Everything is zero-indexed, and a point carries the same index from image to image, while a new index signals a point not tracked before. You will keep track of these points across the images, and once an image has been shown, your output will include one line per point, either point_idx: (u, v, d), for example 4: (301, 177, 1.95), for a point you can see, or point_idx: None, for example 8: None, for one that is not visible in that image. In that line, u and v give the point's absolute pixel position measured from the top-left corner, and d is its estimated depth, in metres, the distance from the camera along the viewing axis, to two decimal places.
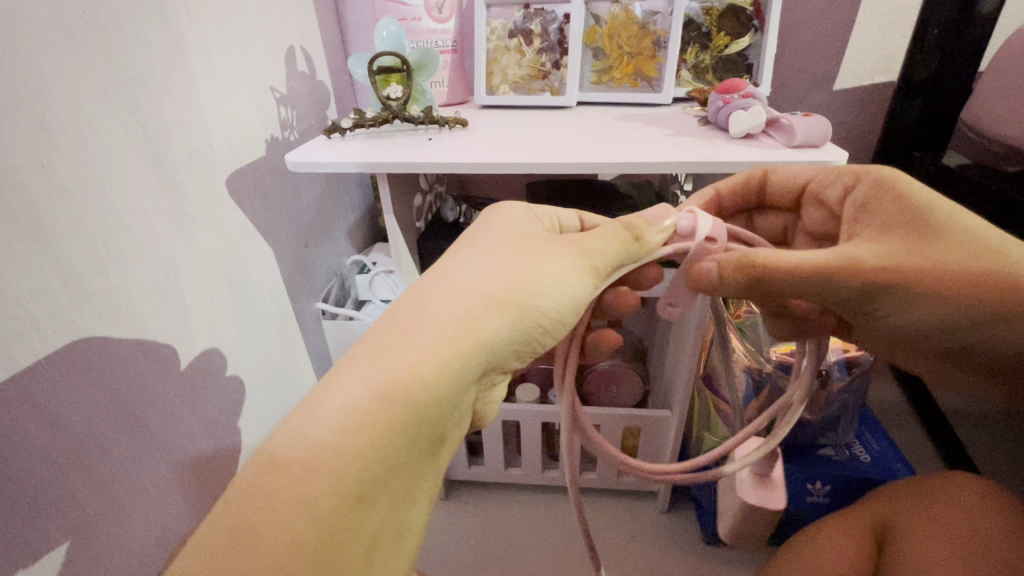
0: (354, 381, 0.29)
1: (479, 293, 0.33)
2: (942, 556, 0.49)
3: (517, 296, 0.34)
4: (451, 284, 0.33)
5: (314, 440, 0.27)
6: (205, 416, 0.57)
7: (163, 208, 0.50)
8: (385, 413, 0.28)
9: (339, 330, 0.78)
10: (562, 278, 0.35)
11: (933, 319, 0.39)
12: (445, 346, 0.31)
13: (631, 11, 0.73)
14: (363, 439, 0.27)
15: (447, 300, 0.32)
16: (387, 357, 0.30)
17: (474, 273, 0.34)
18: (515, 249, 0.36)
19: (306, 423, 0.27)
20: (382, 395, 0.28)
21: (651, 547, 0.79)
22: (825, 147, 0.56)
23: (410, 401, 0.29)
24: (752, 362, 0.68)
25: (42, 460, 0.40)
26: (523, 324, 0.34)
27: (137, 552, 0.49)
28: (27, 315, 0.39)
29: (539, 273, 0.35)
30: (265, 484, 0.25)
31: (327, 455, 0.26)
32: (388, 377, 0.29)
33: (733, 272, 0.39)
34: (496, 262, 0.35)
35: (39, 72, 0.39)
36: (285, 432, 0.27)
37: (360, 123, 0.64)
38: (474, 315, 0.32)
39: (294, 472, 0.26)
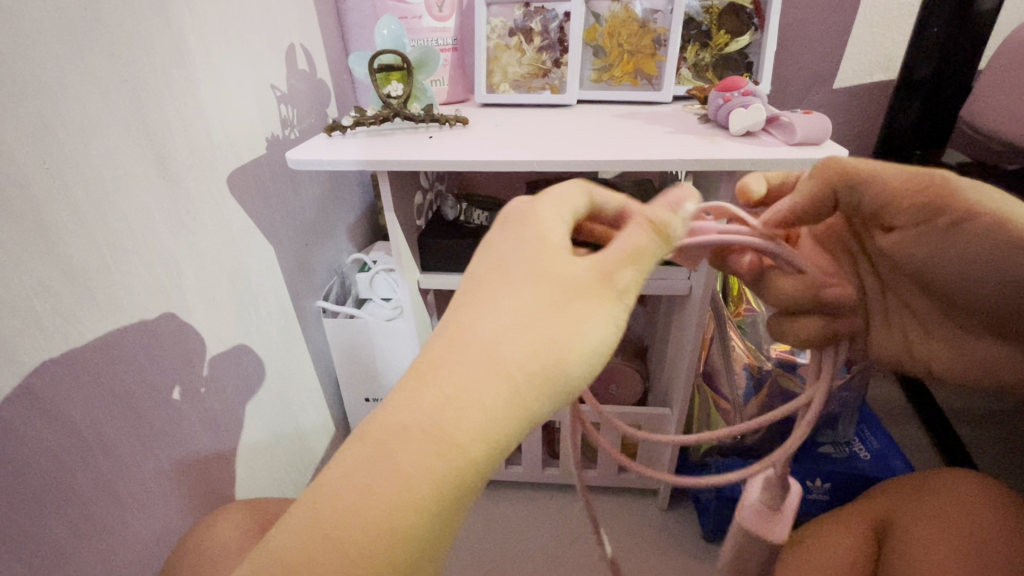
0: (410, 456, 0.25)
1: (526, 362, 0.26)
2: (944, 554, 0.49)
3: (567, 366, 0.27)
4: (496, 341, 0.26)
5: (368, 516, 0.24)
6: (207, 414, 0.57)
7: (165, 206, 0.50)
8: (444, 494, 0.25)
9: (340, 329, 0.78)
10: (609, 336, 0.28)
11: (982, 262, 0.35)
12: (501, 421, 0.26)
13: (631, 10, 0.73)
14: (417, 517, 0.24)
15: (499, 362, 0.26)
16: (436, 431, 0.25)
17: (521, 329, 0.27)
18: (560, 289, 0.28)
19: (365, 495, 0.24)
20: (438, 478, 0.25)
21: (651, 545, 0.80)
22: (825, 144, 0.56)
23: (465, 481, 0.25)
24: (753, 360, 0.69)
25: (45, 456, 0.40)
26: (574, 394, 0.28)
27: (140, 549, 0.49)
28: (29, 311, 0.39)
29: (589, 334, 0.28)
30: (322, 555, 0.24)
31: (383, 536, 0.24)
32: (441, 460, 0.25)
33: (809, 191, 0.36)
34: (545, 307, 0.27)
35: (41, 70, 0.40)
36: (343, 500, 0.24)
37: (361, 121, 0.65)
38: (518, 392, 0.26)
39: (340, 538, 0.24)
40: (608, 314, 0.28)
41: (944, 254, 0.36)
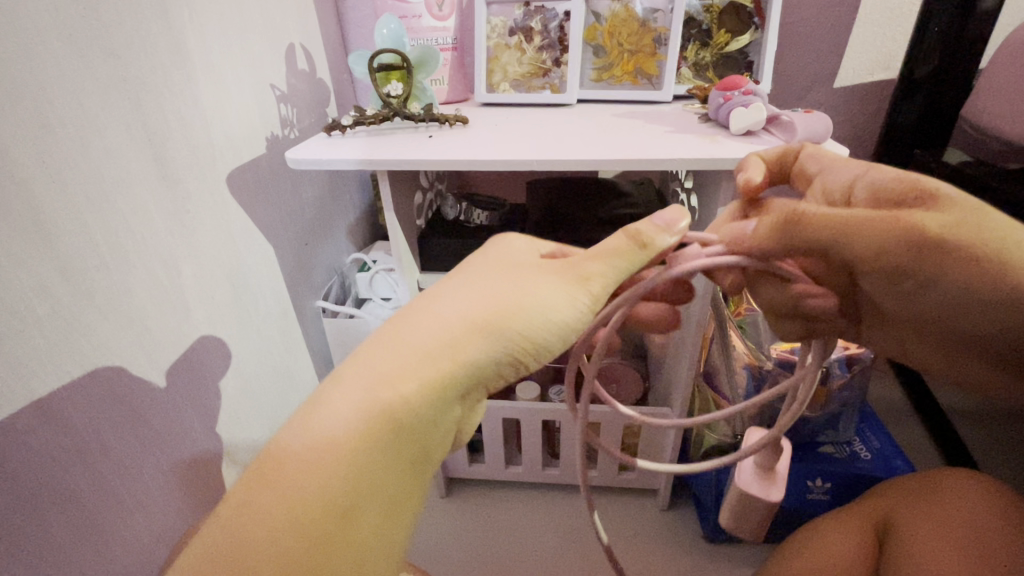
0: (347, 394, 0.31)
1: (466, 317, 0.33)
2: (944, 552, 0.49)
3: (495, 323, 0.33)
4: (431, 311, 0.34)
5: (320, 444, 0.29)
6: (206, 414, 0.57)
7: (165, 205, 0.50)
8: (383, 424, 0.30)
9: (339, 328, 0.78)
10: (550, 304, 0.34)
11: (958, 292, 0.35)
12: (429, 364, 0.32)
13: (631, 9, 0.73)
14: (360, 443, 0.30)
15: (429, 323, 0.33)
16: (369, 374, 0.31)
17: (454, 301, 0.34)
18: (496, 275, 0.36)
19: (308, 429, 0.30)
20: (367, 412, 0.30)
21: (652, 545, 0.80)
22: (826, 143, 0.56)
23: (392, 415, 0.31)
24: (753, 360, 0.68)
25: (45, 456, 0.40)
26: (502, 351, 0.33)
27: (139, 549, 0.49)
28: (28, 311, 0.39)
29: (520, 300, 0.34)
30: (267, 481, 0.29)
31: (318, 464, 0.29)
32: (372, 396, 0.30)
33: (766, 235, 0.36)
34: (481, 288, 0.35)
35: (41, 70, 0.40)
36: (289, 436, 0.30)
37: (361, 120, 0.64)
38: (453, 338, 0.33)
39: (300, 460, 0.29)
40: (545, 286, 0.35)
41: (936, 302, 0.36)
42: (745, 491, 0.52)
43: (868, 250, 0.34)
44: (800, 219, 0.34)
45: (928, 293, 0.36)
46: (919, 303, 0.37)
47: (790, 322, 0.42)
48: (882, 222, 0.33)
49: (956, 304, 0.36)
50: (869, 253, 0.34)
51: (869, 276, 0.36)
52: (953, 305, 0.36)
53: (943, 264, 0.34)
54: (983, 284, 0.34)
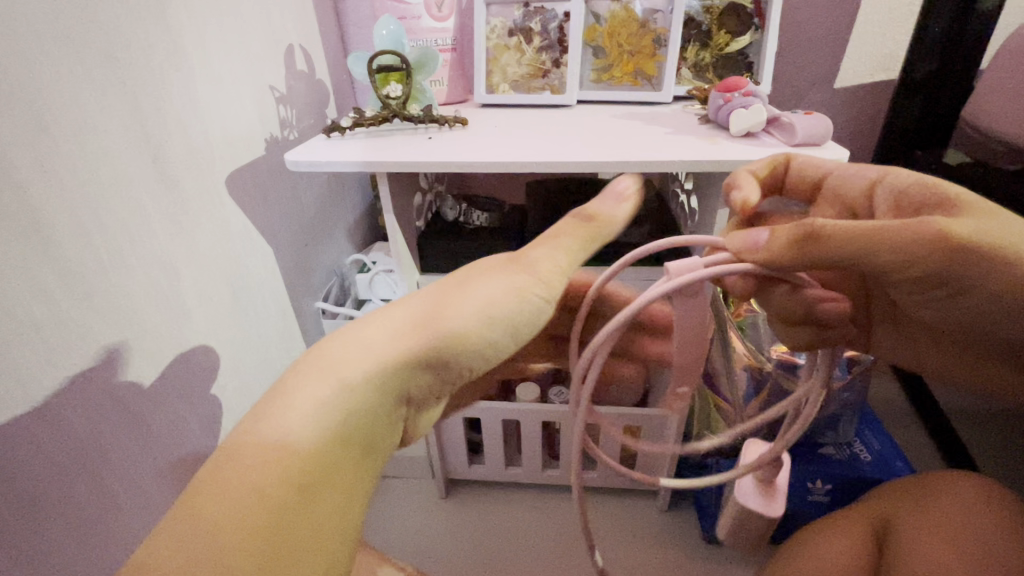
0: (294, 401, 0.31)
1: (412, 326, 0.35)
2: (945, 554, 0.49)
3: (435, 321, 0.35)
4: (376, 321, 0.35)
5: (268, 450, 0.29)
6: (205, 417, 0.57)
7: (163, 207, 0.50)
8: (331, 426, 0.31)
9: (339, 330, 0.78)
10: (498, 300, 0.35)
11: (981, 301, 0.37)
12: (376, 369, 0.33)
13: (631, 10, 0.73)
14: (306, 447, 0.30)
15: (375, 332, 0.34)
16: (313, 378, 0.32)
17: (391, 311, 0.35)
18: (448, 282, 0.37)
19: (246, 442, 0.29)
20: (318, 408, 0.31)
21: (651, 546, 0.79)
22: (826, 145, 0.56)
23: (344, 407, 0.32)
24: (753, 361, 0.69)
25: (42, 457, 0.40)
26: (446, 348, 0.34)
27: (138, 552, 0.49)
28: (27, 316, 0.38)
29: (465, 301, 0.35)
30: (193, 505, 0.27)
31: (258, 471, 0.28)
32: (321, 399, 0.31)
33: (787, 247, 0.35)
34: (425, 299, 0.36)
35: (38, 72, 0.39)
36: (226, 450, 0.29)
37: (360, 121, 0.64)
38: (398, 346, 0.34)
39: (245, 467, 0.28)
40: (500, 285, 0.36)
41: (968, 304, 0.38)
42: (746, 506, 0.52)
43: (900, 260, 0.34)
44: (823, 235, 0.34)
45: (965, 298, 0.37)
46: (946, 308, 0.39)
47: (802, 328, 0.44)
48: (912, 233, 0.33)
49: (987, 309, 0.38)
50: (902, 263, 0.34)
51: (903, 283, 0.36)
52: (982, 308, 0.38)
53: (973, 274, 0.34)
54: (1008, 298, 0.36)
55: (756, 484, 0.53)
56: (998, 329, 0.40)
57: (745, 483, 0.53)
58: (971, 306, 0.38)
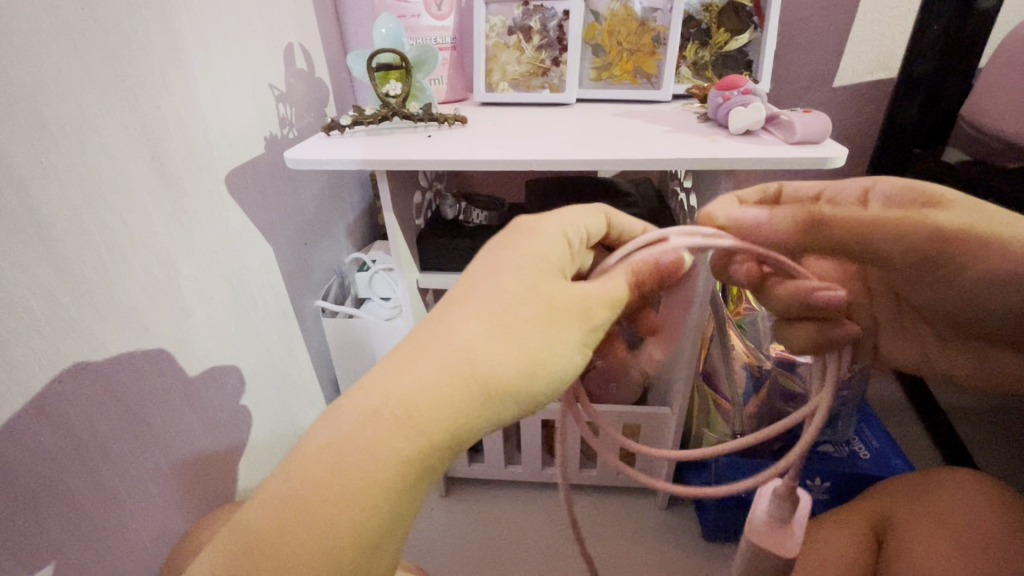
0: (366, 452, 0.29)
1: (489, 354, 0.31)
2: (942, 550, 0.49)
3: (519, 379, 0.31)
4: (449, 362, 0.30)
5: (336, 483, 0.28)
6: (206, 415, 0.57)
7: (163, 205, 0.50)
8: (402, 460, 0.29)
9: (339, 329, 0.78)
10: (568, 356, 0.34)
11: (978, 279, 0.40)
12: (454, 402, 0.30)
13: (631, 8, 0.73)
14: (377, 481, 0.29)
15: (454, 380, 0.30)
16: (381, 432, 0.29)
17: (458, 347, 0.31)
18: (524, 314, 0.32)
19: (308, 501, 0.28)
20: (393, 466, 0.29)
21: (652, 544, 0.79)
22: (825, 143, 0.56)
23: (420, 462, 0.30)
24: (751, 359, 0.68)
25: (44, 455, 0.40)
26: (528, 401, 0.32)
27: (139, 550, 0.49)
28: (26, 313, 0.39)
29: (542, 360, 0.32)
30: (264, 552, 0.27)
31: (331, 531, 0.28)
32: (388, 430, 0.29)
33: (787, 226, 0.38)
34: (495, 332, 0.31)
35: (38, 69, 0.39)
36: (299, 487, 0.28)
37: (360, 119, 0.64)
38: (473, 371, 0.30)
39: (318, 498, 0.28)
40: (567, 338, 0.33)
41: (965, 284, 0.41)
42: (751, 542, 0.48)
43: (892, 239, 0.38)
44: (821, 217, 0.38)
45: (963, 277, 0.40)
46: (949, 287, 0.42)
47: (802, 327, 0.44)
48: (906, 217, 0.37)
49: (983, 290, 0.41)
50: (896, 241, 0.38)
51: (903, 261, 0.40)
52: (978, 289, 0.41)
53: (965, 248, 0.38)
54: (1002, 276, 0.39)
55: (769, 520, 0.49)
56: (998, 312, 0.43)
57: (755, 519, 0.50)
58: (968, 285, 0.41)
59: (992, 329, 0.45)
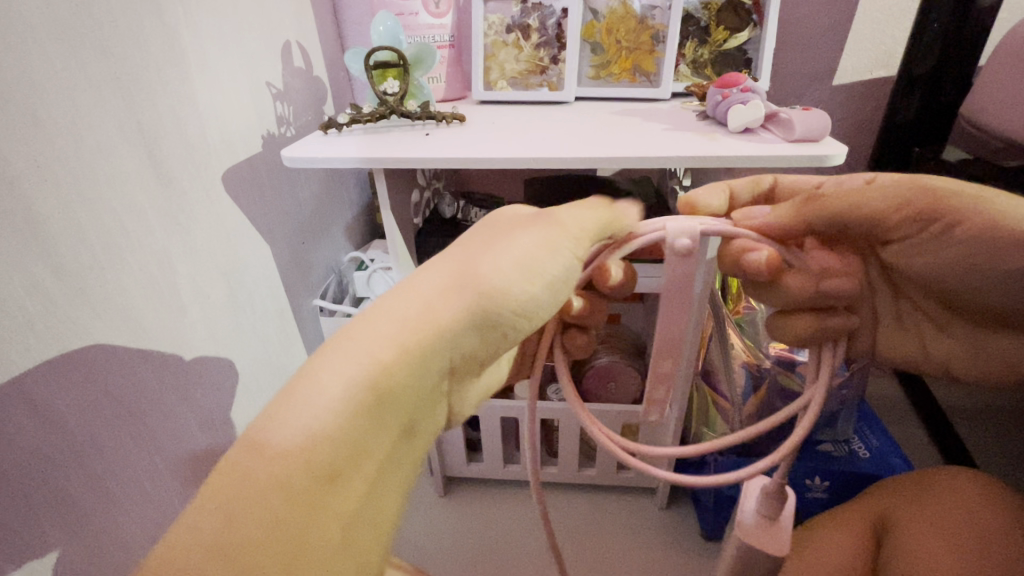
0: (323, 380, 0.29)
1: (447, 286, 0.33)
2: (940, 552, 0.49)
3: (474, 282, 0.33)
4: (403, 292, 0.33)
5: (297, 425, 0.28)
6: (202, 415, 0.57)
7: (160, 203, 0.50)
8: (363, 397, 0.30)
9: (337, 328, 0.78)
10: (536, 253, 0.35)
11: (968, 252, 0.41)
12: (413, 334, 0.32)
13: (630, 6, 0.73)
14: (338, 422, 0.29)
15: (408, 303, 0.32)
16: (337, 358, 0.30)
17: (407, 284, 0.34)
18: (483, 238, 0.36)
19: (263, 437, 0.28)
20: (350, 388, 0.29)
21: (650, 544, 0.79)
22: (824, 140, 0.56)
23: (379, 382, 0.30)
24: (751, 358, 0.69)
25: (38, 456, 0.40)
26: (485, 314, 0.34)
27: (134, 550, 0.49)
28: (22, 313, 0.38)
29: (502, 257, 0.34)
30: (217, 500, 0.26)
31: (289, 461, 0.27)
32: (350, 370, 0.30)
33: (789, 212, 0.40)
34: (457, 255, 0.35)
35: (33, 67, 0.39)
36: (256, 440, 0.27)
37: (358, 117, 0.64)
38: (434, 304, 0.33)
39: (275, 444, 0.27)
40: (543, 259, 0.35)
41: (958, 250, 0.42)
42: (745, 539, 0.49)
43: (880, 211, 0.40)
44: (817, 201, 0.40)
45: (942, 246, 0.41)
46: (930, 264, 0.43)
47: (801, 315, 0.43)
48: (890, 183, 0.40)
49: (976, 257, 0.41)
50: (881, 213, 0.40)
51: (899, 227, 0.41)
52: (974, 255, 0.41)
53: (941, 216, 0.40)
54: (989, 246, 0.40)
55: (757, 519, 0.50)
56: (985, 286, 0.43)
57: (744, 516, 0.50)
58: (956, 258, 0.42)
59: (986, 305, 0.46)
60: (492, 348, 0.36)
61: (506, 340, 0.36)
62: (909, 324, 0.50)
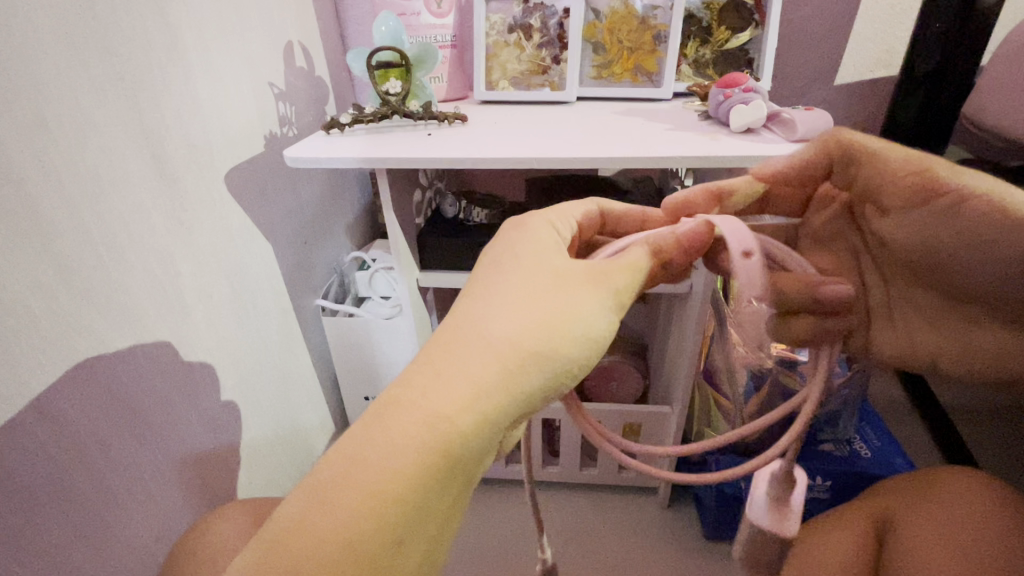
0: (389, 436, 0.26)
1: (516, 339, 0.29)
2: (948, 550, 0.49)
3: (548, 342, 0.30)
4: (474, 337, 0.29)
5: (364, 486, 0.25)
6: (206, 414, 0.57)
7: (163, 204, 0.50)
8: (432, 462, 0.26)
9: (339, 328, 0.79)
10: (601, 308, 0.32)
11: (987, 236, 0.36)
12: (483, 397, 0.28)
13: (631, 6, 0.73)
14: (404, 487, 0.26)
15: (475, 364, 0.28)
16: (404, 416, 0.27)
17: (487, 326, 0.30)
18: (541, 279, 0.32)
19: (336, 490, 0.25)
20: (422, 452, 0.26)
21: (652, 544, 0.79)
22: (827, 139, 0.56)
23: (448, 447, 0.27)
24: (753, 358, 0.69)
25: (43, 455, 0.40)
26: (556, 374, 0.30)
27: (140, 551, 0.49)
28: (26, 311, 0.38)
29: (559, 307, 0.31)
30: (286, 562, 0.24)
31: (354, 522, 0.25)
32: (422, 429, 0.27)
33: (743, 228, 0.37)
34: (523, 302, 0.31)
35: (37, 68, 0.39)
36: (320, 492, 0.25)
37: (360, 118, 0.64)
38: (507, 363, 0.29)
39: (341, 502, 0.25)
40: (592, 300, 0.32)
41: (943, 232, 0.37)
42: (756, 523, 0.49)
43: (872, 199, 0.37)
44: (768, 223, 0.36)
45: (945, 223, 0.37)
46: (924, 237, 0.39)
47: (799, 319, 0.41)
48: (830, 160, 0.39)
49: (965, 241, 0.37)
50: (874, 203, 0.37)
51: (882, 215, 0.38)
52: (946, 235, 0.37)
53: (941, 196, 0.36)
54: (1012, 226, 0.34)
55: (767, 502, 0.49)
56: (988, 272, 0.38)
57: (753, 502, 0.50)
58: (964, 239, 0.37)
59: (985, 291, 0.39)
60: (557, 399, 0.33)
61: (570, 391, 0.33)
62: (898, 315, 0.45)
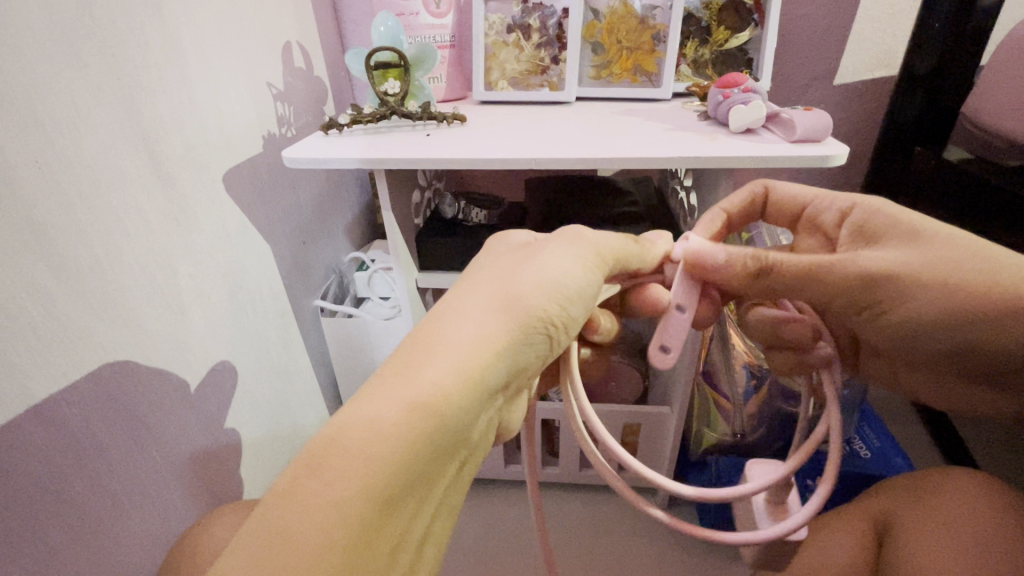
0: (380, 400, 0.26)
1: (497, 307, 0.32)
2: (948, 553, 0.49)
3: (522, 302, 0.32)
4: (455, 311, 0.31)
5: (353, 452, 0.25)
6: (204, 415, 0.57)
7: (160, 203, 0.50)
8: (422, 423, 0.26)
9: (338, 328, 0.79)
10: (570, 270, 0.35)
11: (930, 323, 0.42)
12: (469, 358, 0.29)
13: (630, 6, 0.72)
14: (395, 449, 0.25)
15: (456, 328, 0.30)
16: (393, 383, 0.27)
17: (469, 301, 0.32)
18: (511, 259, 0.35)
19: (325, 459, 0.24)
20: (408, 410, 0.26)
21: (653, 543, 0.79)
22: (826, 141, 0.55)
23: (437, 408, 0.27)
24: (752, 359, 0.70)
25: (42, 455, 0.40)
26: (533, 333, 0.32)
27: (139, 552, 0.49)
28: (23, 312, 0.38)
29: (537, 272, 0.33)
30: (269, 525, 0.22)
31: (347, 487, 0.24)
32: (413, 391, 0.27)
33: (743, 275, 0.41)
34: (496, 279, 0.33)
35: (34, 67, 0.39)
36: (308, 462, 0.24)
37: (359, 118, 0.64)
38: (489, 327, 0.30)
39: (331, 470, 0.24)
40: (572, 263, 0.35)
41: (895, 323, 0.43)
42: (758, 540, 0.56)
43: (823, 290, 0.41)
44: (770, 268, 0.40)
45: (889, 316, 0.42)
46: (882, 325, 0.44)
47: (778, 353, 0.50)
48: (834, 266, 0.40)
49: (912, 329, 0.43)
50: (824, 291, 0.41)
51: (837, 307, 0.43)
52: (914, 323, 0.42)
53: (887, 293, 0.41)
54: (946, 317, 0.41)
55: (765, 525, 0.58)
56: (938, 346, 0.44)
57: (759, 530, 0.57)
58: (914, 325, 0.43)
59: (943, 360, 0.46)
60: (538, 364, 0.34)
61: (550, 355, 0.34)
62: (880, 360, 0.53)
